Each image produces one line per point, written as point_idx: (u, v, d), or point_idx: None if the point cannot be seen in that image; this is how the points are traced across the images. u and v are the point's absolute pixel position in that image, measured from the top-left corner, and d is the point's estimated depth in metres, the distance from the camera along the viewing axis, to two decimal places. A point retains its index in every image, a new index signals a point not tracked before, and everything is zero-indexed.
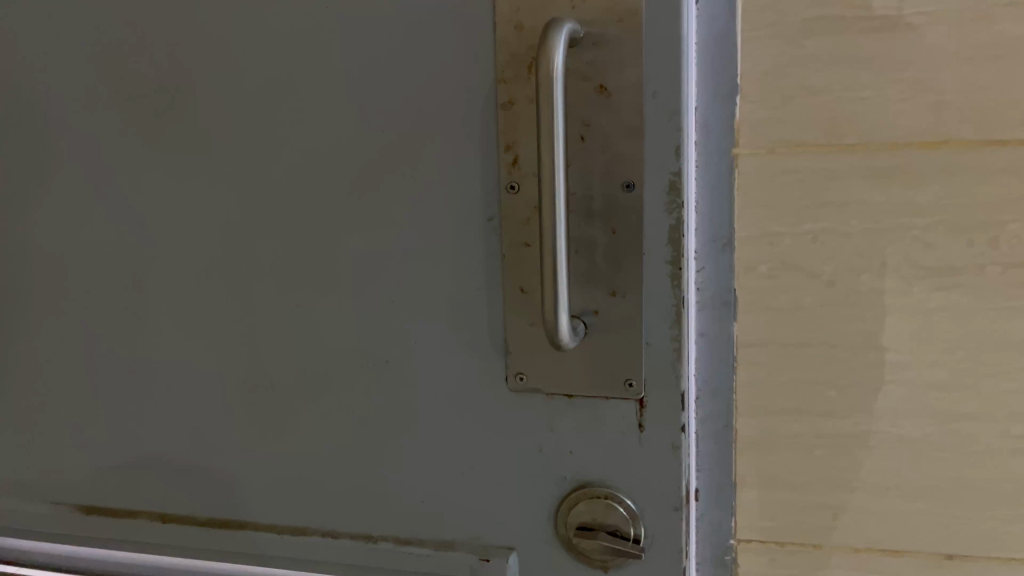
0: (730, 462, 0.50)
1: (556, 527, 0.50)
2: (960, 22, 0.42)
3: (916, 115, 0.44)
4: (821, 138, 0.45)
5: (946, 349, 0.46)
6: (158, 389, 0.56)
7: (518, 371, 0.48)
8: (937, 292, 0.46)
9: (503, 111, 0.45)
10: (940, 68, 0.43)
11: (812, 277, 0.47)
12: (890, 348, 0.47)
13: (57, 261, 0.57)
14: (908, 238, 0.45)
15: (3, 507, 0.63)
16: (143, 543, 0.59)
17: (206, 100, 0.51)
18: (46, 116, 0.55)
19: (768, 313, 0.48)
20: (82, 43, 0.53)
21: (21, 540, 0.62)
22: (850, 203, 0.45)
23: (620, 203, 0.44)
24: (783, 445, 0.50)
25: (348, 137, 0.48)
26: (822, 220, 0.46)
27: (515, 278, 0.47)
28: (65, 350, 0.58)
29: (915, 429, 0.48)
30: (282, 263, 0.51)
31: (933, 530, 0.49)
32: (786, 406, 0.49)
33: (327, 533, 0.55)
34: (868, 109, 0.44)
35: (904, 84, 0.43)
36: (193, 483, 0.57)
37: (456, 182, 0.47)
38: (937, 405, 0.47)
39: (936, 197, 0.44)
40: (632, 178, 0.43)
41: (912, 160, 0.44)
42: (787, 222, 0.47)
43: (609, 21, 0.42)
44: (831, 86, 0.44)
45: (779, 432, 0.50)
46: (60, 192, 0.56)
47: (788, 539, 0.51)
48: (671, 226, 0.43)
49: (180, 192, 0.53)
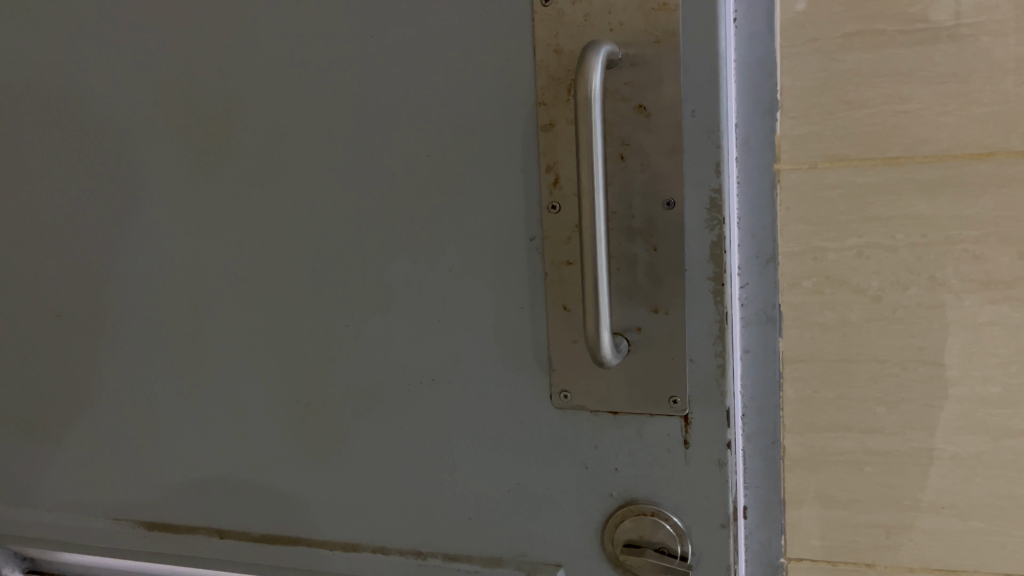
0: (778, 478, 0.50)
1: (602, 545, 0.50)
2: (1005, 33, 0.42)
3: (961, 127, 0.43)
4: (864, 152, 0.45)
5: (999, 364, 0.46)
6: (213, 408, 0.58)
7: (563, 389, 0.48)
8: (988, 306, 0.45)
9: (543, 133, 0.45)
10: (985, 79, 0.43)
11: (858, 291, 0.47)
12: (940, 362, 0.46)
13: (117, 285, 0.59)
14: (957, 251, 0.45)
15: (69, 524, 0.65)
16: (202, 558, 0.61)
17: (257, 128, 0.52)
18: (107, 147, 0.57)
19: (813, 328, 0.48)
20: (142, 76, 0.55)
21: (91, 554, 0.65)
22: (895, 217, 0.45)
23: (661, 222, 0.44)
24: (832, 463, 0.49)
25: (393, 160, 0.49)
26: (866, 235, 0.46)
27: (557, 295, 0.47)
28: (126, 371, 0.60)
29: (968, 445, 0.47)
30: (330, 284, 0.53)
31: (990, 549, 0.48)
32: (835, 423, 0.49)
33: (377, 550, 0.56)
34: (910, 122, 0.44)
35: (949, 96, 0.43)
36: (248, 499, 0.59)
37: (499, 203, 0.47)
38: (991, 420, 0.46)
39: (984, 208, 0.44)
40: (672, 197, 0.43)
41: (958, 172, 0.44)
42: (830, 236, 0.46)
43: (648, 41, 0.42)
44: (873, 100, 0.44)
45: (827, 449, 0.49)
46: (119, 220, 0.58)
47: (841, 558, 0.51)
48: (712, 242, 0.43)
49: (233, 216, 0.54)
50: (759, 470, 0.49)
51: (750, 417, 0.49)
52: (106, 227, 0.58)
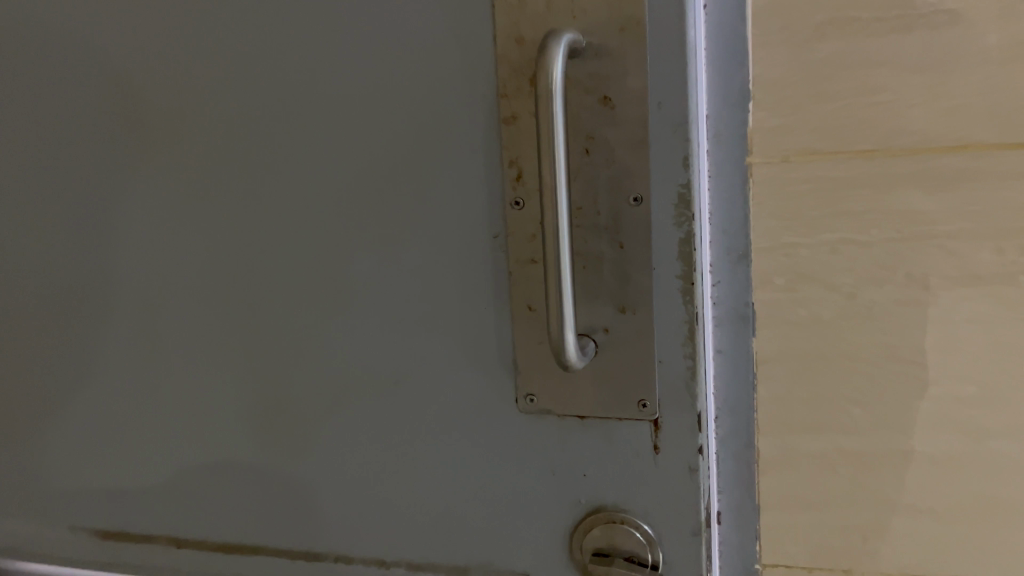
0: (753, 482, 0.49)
1: (572, 553, 0.48)
2: (980, 21, 0.40)
3: (936, 118, 0.42)
4: (836, 144, 0.43)
5: (977, 364, 0.44)
6: (169, 412, 0.56)
7: (529, 392, 0.46)
8: (964, 304, 0.43)
9: (505, 127, 0.43)
10: (960, 69, 0.41)
11: (832, 289, 0.45)
12: (916, 361, 0.45)
13: (65, 285, 0.57)
14: (934, 246, 0.43)
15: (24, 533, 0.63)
16: (161, 567, 0.59)
17: (208, 122, 0.50)
18: (54, 142, 0.55)
19: (786, 327, 0.46)
20: (87, 68, 0.52)
21: (49, 563, 0.63)
22: (870, 211, 0.43)
23: (627, 219, 0.42)
24: (806, 465, 0.48)
25: (350, 156, 0.47)
26: (840, 230, 0.44)
27: (522, 295, 0.45)
28: (77, 374, 0.58)
29: (946, 447, 0.45)
30: (287, 283, 0.51)
31: (970, 552, 0.47)
32: (808, 424, 0.47)
33: (339, 559, 0.54)
34: (884, 113, 0.42)
35: (923, 86, 0.41)
36: (204, 508, 0.57)
37: (460, 199, 0.45)
38: (969, 422, 0.45)
39: (960, 202, 0.42)
40: (639, 193, 0.42)
41: (934, 165, 0.42)
42: (803, 232, 0.45)
43: (612, 30, 0.40)
44: (845, 91, 0.42)
45: (801, 451, 0.47)
46: (68, 220, 0.56)
47: (817, 563, 0.49)
48: (681, 239, 0.42)
49: (185, 213, 0.52)
50: (728, 473, 0.48)
51: (723, 418, 0.48)
52: (54, 224, 0.56)
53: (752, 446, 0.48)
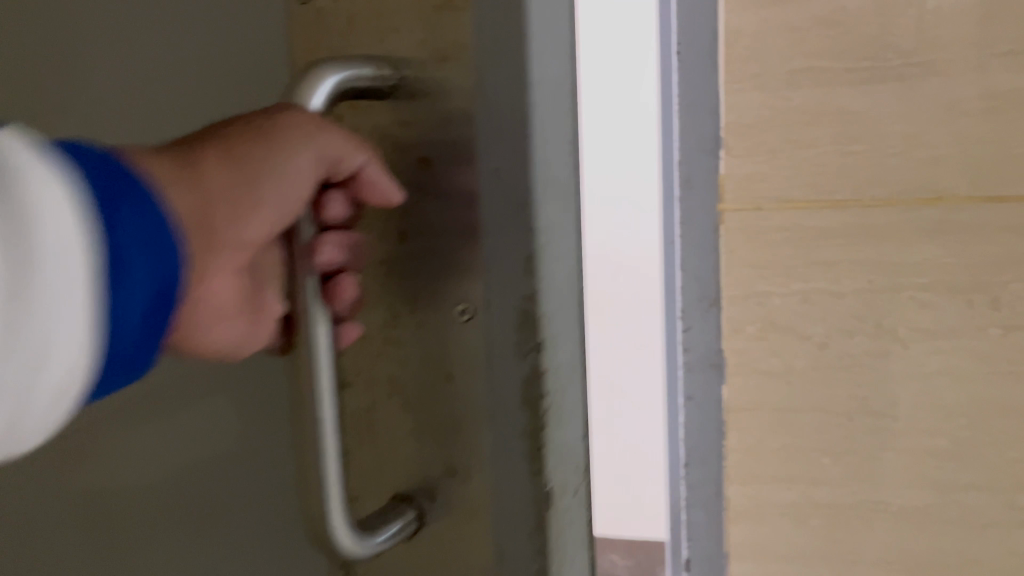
0: (721, 531, 0.48)
1: None
2: (954, 73, 0.40)
3: (910, 171, 0.41)
4: (809, 193, 0.43)
5: (946, 416, 0.44)
6: None
7: None
8: (934, 356, 0.43)
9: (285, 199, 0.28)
10: (932, 122, 0.41)
11: (804, 338, 0.45)
12: (886, 411, 0.44)
13: None
14: (904, 296, 0.43)
15: None
16: None
17: None
18: None
19: (758, 374, 0.46)
20: None
21: None
22: (843, 261, 0.43)
23: (453, 345, 0.26)
24: (775, 514, 0.47)
25: None
26: (812, 279, 0.44)
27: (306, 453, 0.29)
28: None
29: (915, 498, 0.45)
30: None
31: None
32: (776, 473, 0.47)
33: None
34: (858, 163, 0.42)
35: (897, 136, 0.41)
36: None
37: None
38: (939, 475, 0.44)
39: (932, 252, 0.42)
40: (467, 303, 0.25)
41: (905, 217, 0.42)
42: (775, 281, 0.44)
43: (430, 59, 0.25)
44: (820, 139, 0.42)
45: (770, 500, 0.47)
46: None
47: None
48: (526, 379, 0.25)
49: None
50: (702, 518, 0.48)
51: (692, 465, 0.48)
52: None
53: (721, 493, 0.48)
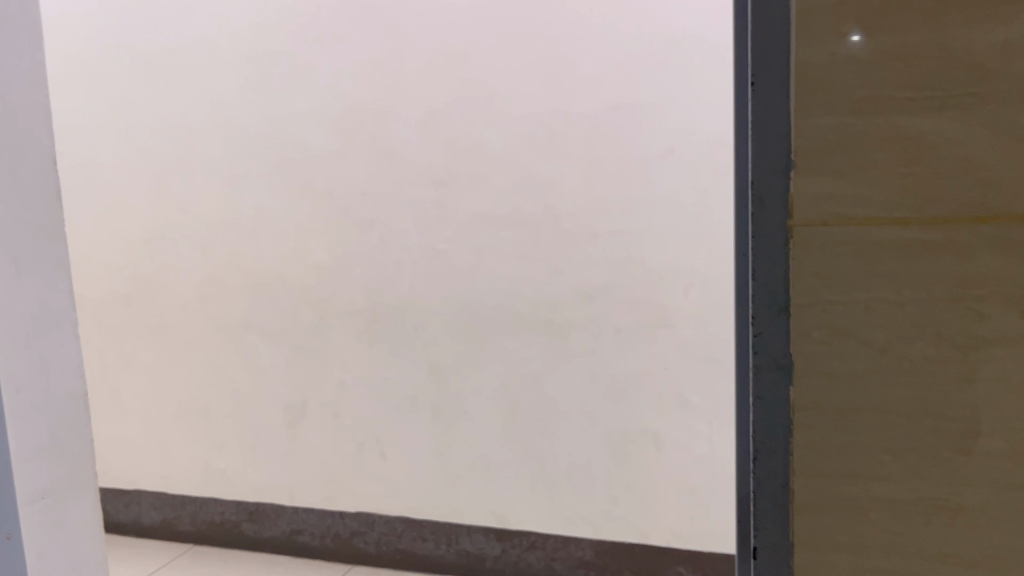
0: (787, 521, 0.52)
1: None
2: (1004, 106, 0.46)
3: (965, 193, 0.47)
4: (872, 211, 0.48)
5: (1000, 417, 0.48)
6: None
7: None
8: (989, 361, 0.48)
9: None
10: (984, 147, 0.47)
11: (866, 343, 0.49)
12: (944, 411, 0.49)
13: None
14: (960, 306, 0.48)
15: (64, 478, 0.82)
16: None
17: None
18: None
19: (825, 376, 0.50)
20: None
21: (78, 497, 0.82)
22: (902, 273, 0.48)
23: None
24: (838, 507, 0.51)
25: None
26: (873, 290, 0.49)
27: None
28: None
29: (972, 494, 0.49)
30: None
31: None
32: (840, 468, 0.51)
33: None
34: (917, 182, 0.48)
35: (952, 160, 0.47)
36: None
37: None
38: (994, 473, 0.49)
39: (986, 266, 0.47)
40: None
41: (960, 235, 0.47)
42: (839, 290, 0.49)
43: None
44: (882, 162, 0.48)
45: (834, 493, 0.51)
46: None
47: None
48: None
49: None
50: (770, 508, 0.53)
51: (762, 459, 0.53)
52: None
53: (787, 485, 0.52)
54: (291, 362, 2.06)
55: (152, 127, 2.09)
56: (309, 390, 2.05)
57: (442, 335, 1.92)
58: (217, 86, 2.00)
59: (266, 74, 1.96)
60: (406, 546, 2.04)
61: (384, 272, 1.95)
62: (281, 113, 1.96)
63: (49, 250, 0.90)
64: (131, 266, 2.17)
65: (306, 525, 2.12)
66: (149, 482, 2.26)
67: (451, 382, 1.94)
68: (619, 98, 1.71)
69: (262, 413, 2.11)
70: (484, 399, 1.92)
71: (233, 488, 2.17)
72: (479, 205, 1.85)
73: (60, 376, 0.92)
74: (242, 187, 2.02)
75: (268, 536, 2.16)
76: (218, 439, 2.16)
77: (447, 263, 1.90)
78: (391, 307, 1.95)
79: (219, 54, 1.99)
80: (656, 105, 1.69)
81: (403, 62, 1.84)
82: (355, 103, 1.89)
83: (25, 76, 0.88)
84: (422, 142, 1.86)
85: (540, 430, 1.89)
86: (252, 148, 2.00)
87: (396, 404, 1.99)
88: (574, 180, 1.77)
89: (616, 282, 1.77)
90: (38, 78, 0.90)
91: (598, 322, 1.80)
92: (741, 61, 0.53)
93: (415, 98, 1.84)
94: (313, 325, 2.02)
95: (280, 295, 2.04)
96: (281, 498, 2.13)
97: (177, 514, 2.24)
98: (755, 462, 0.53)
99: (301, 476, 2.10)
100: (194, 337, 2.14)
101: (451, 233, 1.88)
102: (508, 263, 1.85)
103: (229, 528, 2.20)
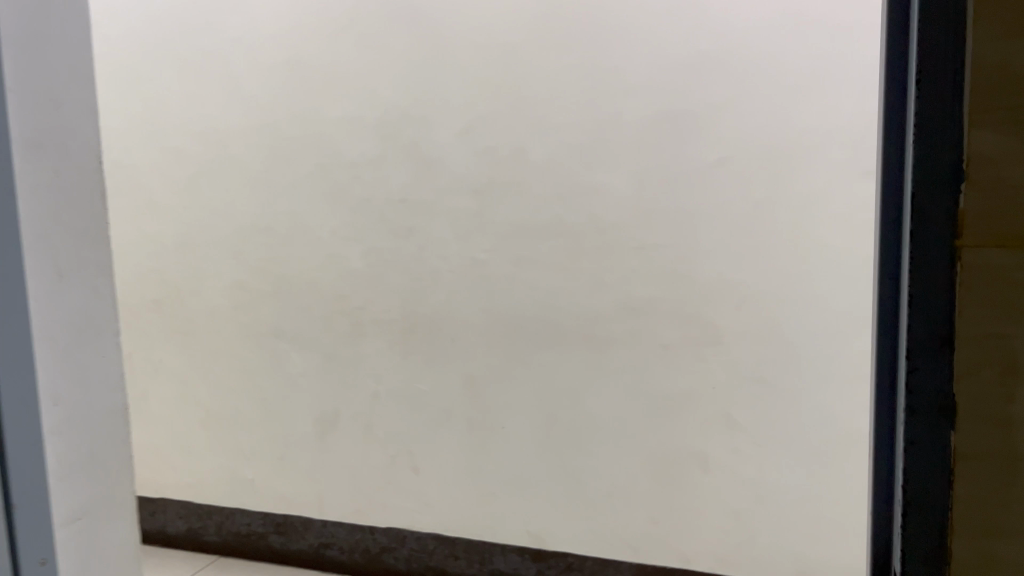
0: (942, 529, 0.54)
1: None
2: None
3: None
4: None
5: None
6: None
7: None
8: None
9: None
10: None
11: None
12: None
13: None
14: None
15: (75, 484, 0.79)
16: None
17: None
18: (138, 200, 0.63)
19: (988, 390, 0.52)
20: None
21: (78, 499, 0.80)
22: None
23: None
24: (996, 516, 0.53)
25: None
26: None
27: None
28: None
29: None
30: None
31: None
32: (1000, 478, 0.52)
33: None
34: None
35: None
36: None
37: None
38: None
39: None
40: None
41: None
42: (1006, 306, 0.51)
43: None
44: None
45: (992, 503, 0.53)
46: None
47: None
48: None
49: None
50: (925, 517, 0.55)
51: (919, 468, 0.54)
52: None
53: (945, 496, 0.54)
54: (323, 371, 2.00)
55: (184, 129, 2.04)
56: (340, 400, 2.00)
57: (479, 347, 1.85)
58: (252, 88, 1.95)
59: (303, 77, 1.90)
60: (437, 564, 1.97)
61: (419, 281, 1.88)
62: (318, 116, 1.91)
63: (95, 250, 0.87)
64: (162, 271, 2.13)
65: (334, 539, 2.06)
66: (175, 490, 2.21)
67: (486, 396, 1.87)
68: (669, 105, 1.63)
69: (291, 423, 2.05)
70: (520, 414, 1.84)
71: (260, 499, 2.12)
72: (520, 213, 1.78)
73: (101, 386, 0.88)
74: (276, 191, 1.97)
75: (295, 549, 2.10)
76: (246, 448, 2.11)
77: (485, 273, 1.82)
78: (426, 318, 1.89)
79: (255, 55, 1.94)
80: (710, 113, 1.61)
81: (446, 65, 1.78)
82: (394, 108, 1.84)
83: (75, 68, 0.84)
84: (462, 147, 1.80)
85: (577, 447, 1.81)
86: (287, 151, 1.95)
87: (429, 418, 1.92)
88: (620, 189, 1.70)
89: (661, 296, 1.70)
90: (90, 74, 0.86)
91: (642, 338, 1.72)
92: (893, 86, 0.56)
93: (457, 102, 1.78)
94: (346, 334, 1.97)
95: (314, 303, 1.98)
96: (309, 510, 2.08)
97: (202, 523, 2.19)
98: (913, 471, 0.54)
99: (330, 488, 2.05)
100: (223, 344, 2.09)
101: (489, 243, 1.81)
102: (550, 275, 1.77)
103: (255, 539, 2.14)
